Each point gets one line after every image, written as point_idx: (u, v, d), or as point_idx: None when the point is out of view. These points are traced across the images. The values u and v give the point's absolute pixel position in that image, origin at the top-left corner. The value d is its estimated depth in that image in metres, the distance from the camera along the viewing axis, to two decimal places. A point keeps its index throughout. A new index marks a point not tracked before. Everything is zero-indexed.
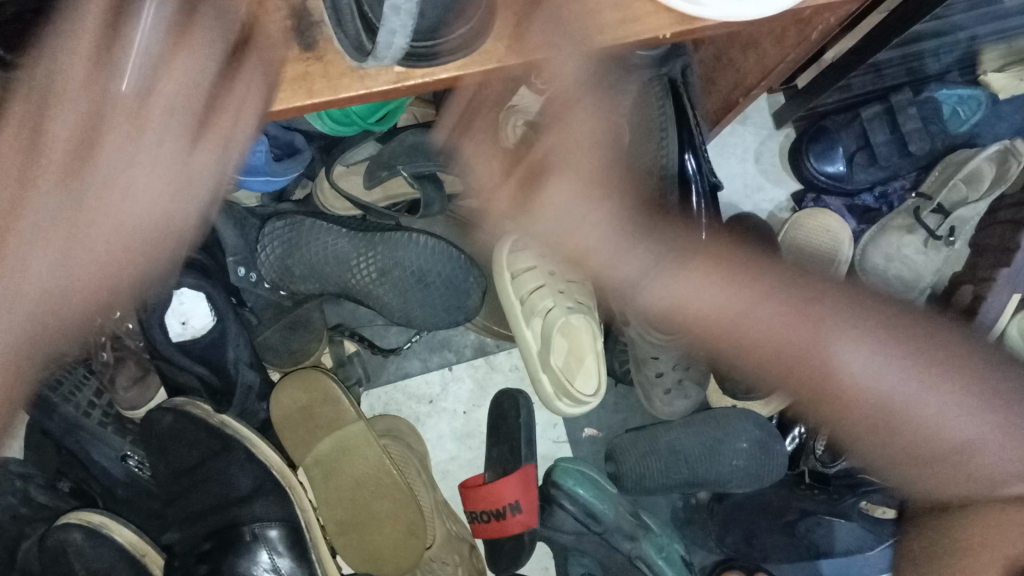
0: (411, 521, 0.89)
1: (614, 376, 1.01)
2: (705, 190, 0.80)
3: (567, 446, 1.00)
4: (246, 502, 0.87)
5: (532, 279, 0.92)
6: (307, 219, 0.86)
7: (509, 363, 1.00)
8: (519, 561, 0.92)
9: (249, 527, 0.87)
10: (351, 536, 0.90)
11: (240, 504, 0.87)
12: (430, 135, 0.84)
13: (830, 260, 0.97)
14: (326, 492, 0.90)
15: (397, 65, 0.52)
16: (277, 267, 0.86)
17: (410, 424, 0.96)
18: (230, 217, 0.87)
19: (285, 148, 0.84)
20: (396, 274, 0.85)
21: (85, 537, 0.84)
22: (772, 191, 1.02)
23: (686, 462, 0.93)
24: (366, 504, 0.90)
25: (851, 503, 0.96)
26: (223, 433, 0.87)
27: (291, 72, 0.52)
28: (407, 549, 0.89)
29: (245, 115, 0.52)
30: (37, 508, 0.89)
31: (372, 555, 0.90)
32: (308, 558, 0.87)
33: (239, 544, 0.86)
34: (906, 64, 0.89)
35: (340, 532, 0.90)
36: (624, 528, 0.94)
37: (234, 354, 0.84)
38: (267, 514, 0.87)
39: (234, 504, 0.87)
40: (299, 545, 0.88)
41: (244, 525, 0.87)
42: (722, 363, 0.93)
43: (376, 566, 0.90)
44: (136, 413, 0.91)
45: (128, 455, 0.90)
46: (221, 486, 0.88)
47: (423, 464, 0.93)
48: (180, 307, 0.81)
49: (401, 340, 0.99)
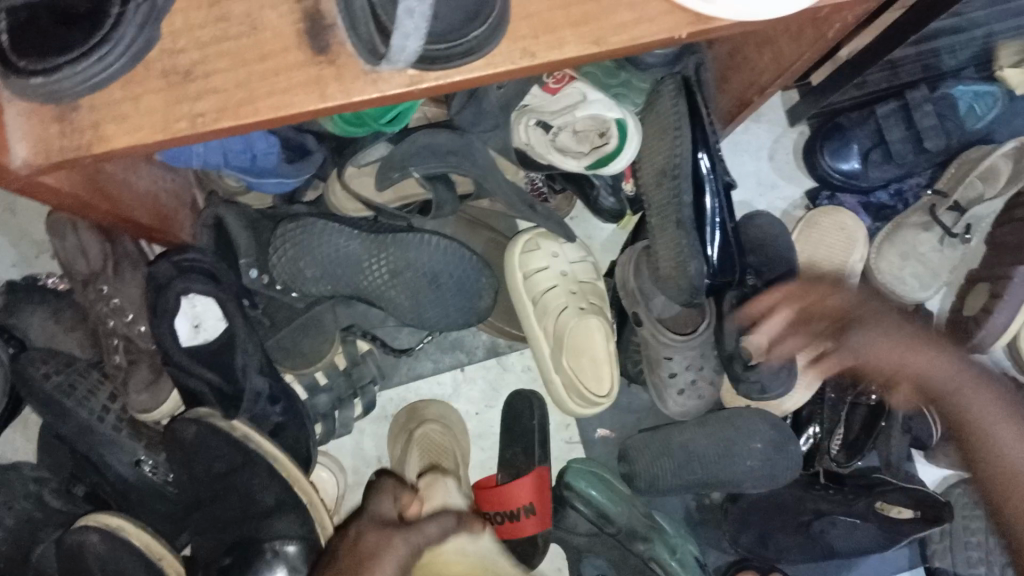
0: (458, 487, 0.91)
1: (627, 377, 1.00)
2: (719, 189, 0.82)
3: (581, 446, 1.00)
4: (269, 516, 0.83)
5: (544, 279, 0.91)
6: (318, 220, 0.83)
7: (521, 364, 0.99)
8: (534, 560, 0.94)
9: (269, 543, 0.81)
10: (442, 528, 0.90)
11: (262, 517, 0.83)
12: (441, 133, 0.83)
13: (844, 259, 0.96)
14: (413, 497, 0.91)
15: (410, 68, 0.52)
16: (287, 270, 0.84)
17: (444, 406, 0.97)
18: (241, 217, 0.86)
19: (297, 150, 0.84)
20: (408, 276, 0.85)
21: (103, 540, 0.82)
22: (786, 189, 1.01)
23: (700, 465, 0.92)
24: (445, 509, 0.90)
25: (864, 505, 0.92)
26: (246, 446, 0.84)
27: (305, 76, 0.52)
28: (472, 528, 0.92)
29: (259, 120, 0.52)
30: (52, 512, 0.89)
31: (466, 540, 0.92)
32: None
33: (258, 560, 0.80)
34: (921, 60, 0.86)
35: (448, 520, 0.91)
36: (638, 531, 0.95)
37: (243, 359, 0.82)
38: (288, 529, 0.82)
39: (255, 518, 0.83)
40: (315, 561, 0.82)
41: (265, 540, 0.81)
42: (735, 364, 0.91)
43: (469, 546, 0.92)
44: (149, 416, 0.89)
45: (142, 460, 0.89)
46: (244, 498, 0.84)
47: (460, 458, 0.94)
48: (193, 310, 0.80)
49: (414, 341, 0.99)
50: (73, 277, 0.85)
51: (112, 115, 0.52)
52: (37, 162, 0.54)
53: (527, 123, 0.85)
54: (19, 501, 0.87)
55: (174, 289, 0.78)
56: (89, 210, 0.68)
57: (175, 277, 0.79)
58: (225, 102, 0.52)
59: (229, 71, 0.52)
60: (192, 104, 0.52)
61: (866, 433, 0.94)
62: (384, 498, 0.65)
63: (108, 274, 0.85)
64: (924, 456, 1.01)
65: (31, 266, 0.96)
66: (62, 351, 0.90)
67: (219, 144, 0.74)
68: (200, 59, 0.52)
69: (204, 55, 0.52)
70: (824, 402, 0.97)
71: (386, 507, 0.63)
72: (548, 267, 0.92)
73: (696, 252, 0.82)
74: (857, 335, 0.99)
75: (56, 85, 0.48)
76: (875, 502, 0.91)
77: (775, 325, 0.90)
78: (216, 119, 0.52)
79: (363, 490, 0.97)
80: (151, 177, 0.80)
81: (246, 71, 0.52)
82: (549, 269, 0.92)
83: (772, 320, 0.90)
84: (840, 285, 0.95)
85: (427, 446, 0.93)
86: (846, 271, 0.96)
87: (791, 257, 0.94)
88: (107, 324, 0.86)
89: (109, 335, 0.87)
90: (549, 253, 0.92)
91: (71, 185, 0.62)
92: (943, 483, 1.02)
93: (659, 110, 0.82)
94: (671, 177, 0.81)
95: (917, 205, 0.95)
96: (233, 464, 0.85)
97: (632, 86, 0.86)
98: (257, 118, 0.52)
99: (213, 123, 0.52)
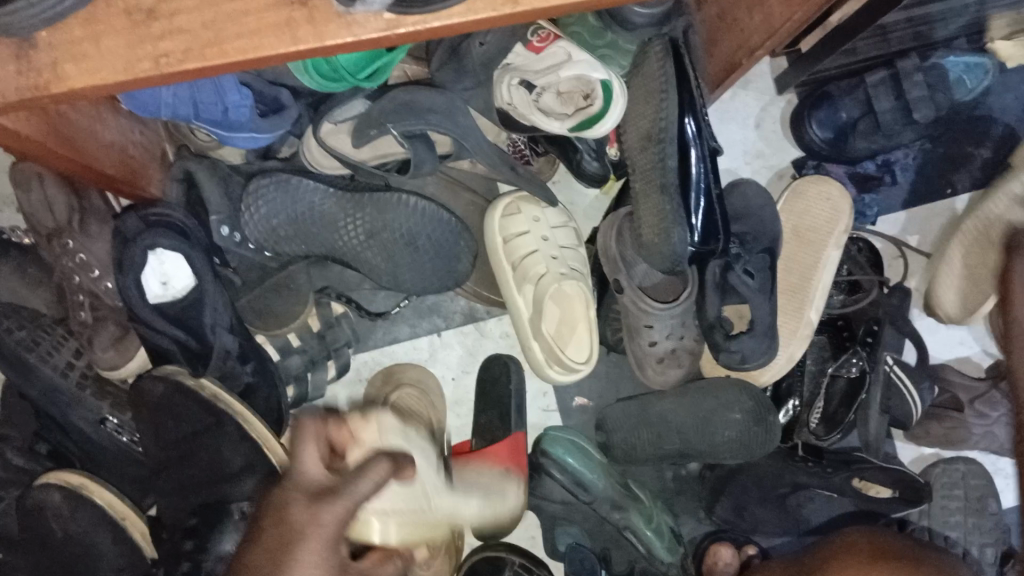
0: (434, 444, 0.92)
1: (606, 345, 0.99)
2: (705, 155, 0.81)
3: (557, 415, 0.99)
4: (238, 479, 0.81)
5: (524, 244, 0.89)
6: (293, 176, 0.81)
7: (499, 330, 0.97)
8: (507, 530, 0.93)
9: (237, 504, 0.81)
10: None
11: (230, 480, 0.82)
12: (421, 91, 0.80)
13: (829, 230, 0.94)
14: None
15: (387, 11, 0.50)
16: (261, 227, 0.82)
17: (422, 367, 0.95)
18: (213, 172, 0.83)
19: (269, 104, 0.81)
20: (385, 237, 0.83)
21: (64, 499, 0.80)
22: (772, 158, 1.00)
23: (678, 434, 0.92)
24: None
25: (842, 479, 0.91)
26: (214, 407, 0.82)
27: (275, 17, 0.49)
28: None
29: (226, 62, 0.50)
30: (14, 471, 0.86)
31: None
32: None
33: (227, 522, 0.80)
34: (913, 27, 0.83)
35: None
36: (613, 499, 0.94)
37: (212, 317, 0.79)
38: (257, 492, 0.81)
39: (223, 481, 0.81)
40: None
41: (232, 502, 0.81)
42: (715, 334, 0.89)
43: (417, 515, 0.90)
44: (115, 374, 0.86)
45: (107, 418, 0.87)
46: (212, 461, 0.82)
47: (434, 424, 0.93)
48: (161, 267, 0.78)
49: (390, 304, 0.96)
50: (36, 231, 0.82)
51: (70, 53, 0.50)
52: None
53: (509, 81, 0.81)
54: None
55: (141, 243, 0.75)
56: (50, 158, 0.65)
57: (143, 231, 0.76)
58: (191, 43, 0.49)
59: (193, 10, 0.49)
60: (155, 44, 0.49)
61: (846, 406, 0.93)
62: (308, 443, 0.53)
63: (73, 228, 0.82)
64: (904, 435, 1.00)
65: None
66: (25, 307, 0.87)
67: (189, 94, 0.71)
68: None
69: None
70: (804, 374, 0.97)
71: (313, 443, 0.53)
72: (529, 231, 0.90)
73: (680, 219, 0.81)
74: (838, 309, 0.97)
75: (11, 17, 0.46)
76: (854, 476, 0.91)
77: (757, 296, 0.87)
78: (182, 60, 0.49)
79: None
80: (118, 127, 0.77)
81: (212, 11, 0.49)
82: (531, 233, 0.90)
83: (754, 291, 0.87)
84: (825, 257, 0.94)
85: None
86: (831, 243, 0.94)
87: (775, 228, 0.93)
88: (73, 281, 0.83)
89: (74, 291, 0.84)
90: (531, 217, 0.91)
91: (30, 129, 0.59)
92: (921, 462, 1.00)
93: (645, 72, 0.80)
94: (656, 141, 0.79)
95: (995, 222, 0.89)
96: (203, 426, 0.82)
97: (618, 47, 0.84)
98: (225, 61, 0.49)
99: (178, 65, 0.49)
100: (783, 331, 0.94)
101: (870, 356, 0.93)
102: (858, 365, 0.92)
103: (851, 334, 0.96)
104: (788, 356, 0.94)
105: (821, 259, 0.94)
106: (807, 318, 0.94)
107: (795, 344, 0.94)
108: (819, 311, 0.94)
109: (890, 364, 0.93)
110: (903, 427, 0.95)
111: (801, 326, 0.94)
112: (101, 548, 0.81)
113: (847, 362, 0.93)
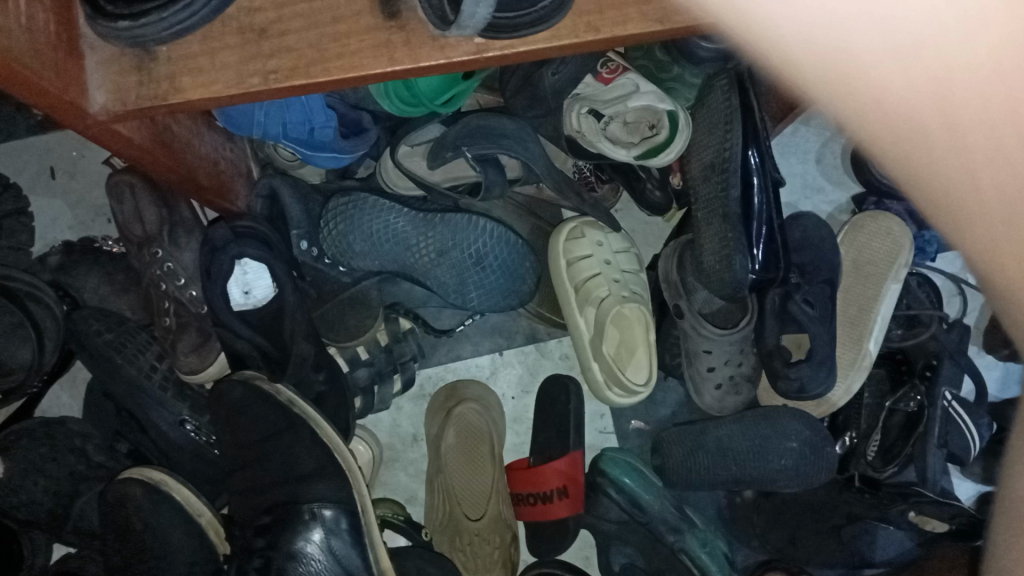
0: (492, 453, 0.97)
1: (663, 370, 1.01)
2: (766, 185, 0.83)
3: (614, 437, 1.00)
4: (308, 480, 0.83)
5: (588, 266, 0.92)
6: (370, 196, 0.88)
7: (559, 351, 0.99)
8: (559, 546, 0.95)
9: (307, 505, 0.83)
10: (439, 498, 0.96)
11: (300, 482, 0.83)
12: (495, 118, 0.85)
13: (891, 262, 0.95)
14: (436, 465, 0.96)
15: (477, 36, 0.53)
16: (337, 243, 0.89)
17: (483, 385, 0.98)
18: (296, 192, 0.88)
19: (352, 125, 0.85)
20: (454, 256, 0.88)
21: (145, 493, 0.84)
22: (832, 193, 1.02)
23: (734, 461, 0.92)
24: (459, 484, 0.96)
25: (898, 512, 0.91)
26: (290, 411, 0.84)
27: (373, 40, 0.53)
28: (491, 502, 0.96)
29: (329, 80, 0.54)
30: (94, 466, 0.91)
31: (458, 503, 0.96)
32: (362, 542, 0.84)
33: (297, 522, 0.82)
34: None
35: (455, 499, 0.96)
36: (669, 521, 0.95)
37: (292, 325, 0.84)
38: (328, 494, 0.83)
39: (294, 482, 0.83)
40: (355, 530, 0.84)
41: (303, 502, 0.82)
42: (774, 361, 0.91)
43: (457, 517, 0.96)
44: (195, 378, 0.90)
45: (186, 421, 0.91)
46: (286, 463, 0.84)
47: (494, 437, 0.97)
48: (244, 276, 0.84)
49: (454, 322, 1.00)
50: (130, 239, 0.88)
51: (188, 67, 0.54)
52: (114, 109, 0.56)
53: (579, 110, 0.84)
54: (64, 454, 0.90)
55: (230, 252, 0.80)
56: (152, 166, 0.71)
57: (231, 240, 0.80)
58: (297, 61, 0.53)
59: (301, 30, 0.53)
60: (266, 61, 0.54)
61: (903, 439, 0.93)
62: None
63: (163, 238, 0.87)
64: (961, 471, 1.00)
65: (88, 229, 0.98)
66: (114, 312, 0.93)
67: (279, 115, 0.76)
68: (275, 18, 0.53)
69: (280, 14, 0.53)
70: (861, 408, 0.98)
71: None
72: (592, 255, 0.92)
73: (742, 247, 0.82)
74: (896, 342, 0.98)
75: (142, 30, 0.50)
76: (909, 509, 0.90)
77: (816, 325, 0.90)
78: (289, 76, 0.53)
79: (398, 465, 0.99)
80: (212, 142, 0.82)
81: (317, 32, 0.53)
82: (593, 257, 0.92)
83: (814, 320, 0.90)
84: (883, 290, 0.95)
85: (463, 427, 0.95)
86: (891, 276, 0.95)
87: (835, 261, 0.94)
88: (161, 288, 0.89)
89: (161, 297, 0.89)
90: (594, 241, 0.93)
91: (140, 138, 0.64)
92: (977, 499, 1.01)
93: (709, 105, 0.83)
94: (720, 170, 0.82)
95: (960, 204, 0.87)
96: (275, 428, 0.84)
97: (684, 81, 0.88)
98: (328, 78, 0.54)
99: (284, 80, 0.53)
100: (841, 363, 0.96)
101: (928, 391, 0.93)
102: (916, 401, 0.93)
103: (909, 368, 0.97)
104: (848, 386, 0.95)
105: (882, 292, 0.95)
106: (865, 349, 0.95)
107: (853, 375, 0.95)
108: (878, 343, 0.95)
109: (948, 401, 0.92)
110: (960, 463, 0.95)
111: (858, 356, 0.95)
112: (173, 544, 0.85)
113: (905, 397, 0.94)
